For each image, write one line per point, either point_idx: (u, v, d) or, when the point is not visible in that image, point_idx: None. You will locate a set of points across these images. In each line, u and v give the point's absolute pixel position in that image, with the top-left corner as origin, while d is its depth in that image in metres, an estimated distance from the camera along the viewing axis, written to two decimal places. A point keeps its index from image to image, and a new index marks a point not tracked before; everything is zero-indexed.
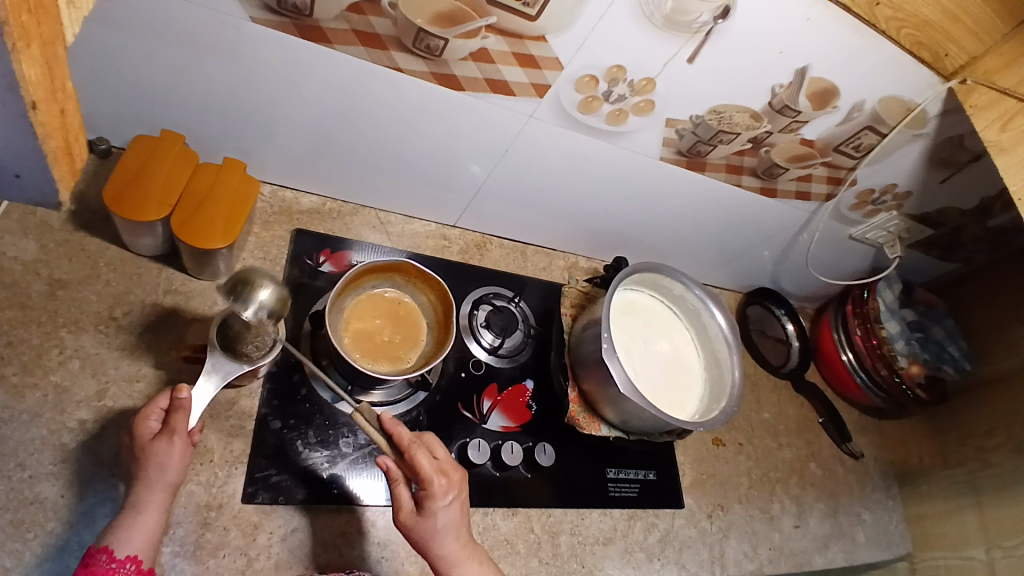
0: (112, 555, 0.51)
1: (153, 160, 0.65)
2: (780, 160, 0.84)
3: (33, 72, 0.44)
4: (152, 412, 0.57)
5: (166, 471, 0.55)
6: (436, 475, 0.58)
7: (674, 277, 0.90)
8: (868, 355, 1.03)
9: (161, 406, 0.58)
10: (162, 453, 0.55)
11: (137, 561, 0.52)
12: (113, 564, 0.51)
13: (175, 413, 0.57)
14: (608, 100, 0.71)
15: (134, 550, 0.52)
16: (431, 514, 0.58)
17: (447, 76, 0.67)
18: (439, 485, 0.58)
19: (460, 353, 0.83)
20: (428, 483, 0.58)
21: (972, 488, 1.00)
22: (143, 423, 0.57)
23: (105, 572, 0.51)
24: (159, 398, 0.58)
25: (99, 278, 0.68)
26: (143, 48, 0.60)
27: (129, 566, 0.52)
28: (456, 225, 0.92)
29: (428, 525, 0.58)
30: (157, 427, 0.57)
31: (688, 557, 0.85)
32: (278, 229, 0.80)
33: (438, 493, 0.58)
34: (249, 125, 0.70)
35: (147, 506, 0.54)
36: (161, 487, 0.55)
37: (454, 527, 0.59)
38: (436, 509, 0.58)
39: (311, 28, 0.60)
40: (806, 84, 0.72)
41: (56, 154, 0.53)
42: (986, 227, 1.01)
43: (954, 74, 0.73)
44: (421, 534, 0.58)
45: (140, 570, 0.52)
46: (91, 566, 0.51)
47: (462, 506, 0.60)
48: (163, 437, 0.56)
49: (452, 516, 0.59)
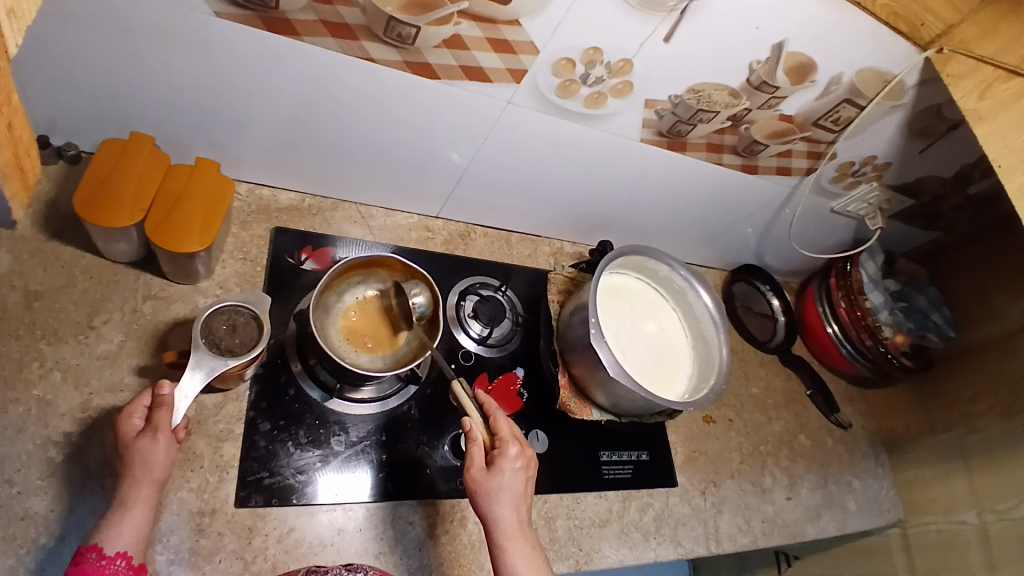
0: (101, 552, 0.51)
1: (121, 161, 0.64)
2: (760, 137, 0.84)
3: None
4: (135, 410, 0.57)
5: (152, 468, 0.55)
6: (512, 441, 0.63)
7: (660, 259, 0.89)
8: (853, 326, 1.04)
9: (143, 403, 0.58)
10: (145, 450, 0.55)
11: (127, 556, 0.52)
12: (103, 560, 0.51)
13: (158, 410, 0.57)
14: (586, 83, 0.70)
15: (121, 545, 0.52)
16: (496, 474, 0.61)
17: (422, 65, 0.66)
18: (513, 449, 0.63)
19: (448, 344, 0.83)
20: (504, 443, 0.63)
21: (961, 452, 1.03)
22: (126, 421, 0.57)
23: (96, 569, 0.50)
24: (143, 396, 0.58)
25: (75, 287, 0.66)
26: (102, 48, 0.58)
27: (119, 562, 0.51)
28: (440, 216, 0.92)
29: (502, 475, 0.61)
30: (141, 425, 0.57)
31: (684, 534, 0.86)
32: (257, 228, 0.78)
33: (512, 459, 0.62)
34: (220, 123, 0.69)
35: (135, 504, 0.54)
36: (147, 483, 0.54)
37: (514, 496, 0.61)
38: (504, 471, 0.62)
39: (279, 20, 0.59)
40: (783, 59, 0.71)
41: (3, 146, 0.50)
42: (966, 194, 1.02)
43: (931, 43, 0.73)
44: (481, 490, 0.61)
45: (132, 565, 0.52)
46: (80, 565, 0.50)
47: (524, 483, 0.63)
48: (146, 433, 0.56)
49: (515, 481, 0.62)
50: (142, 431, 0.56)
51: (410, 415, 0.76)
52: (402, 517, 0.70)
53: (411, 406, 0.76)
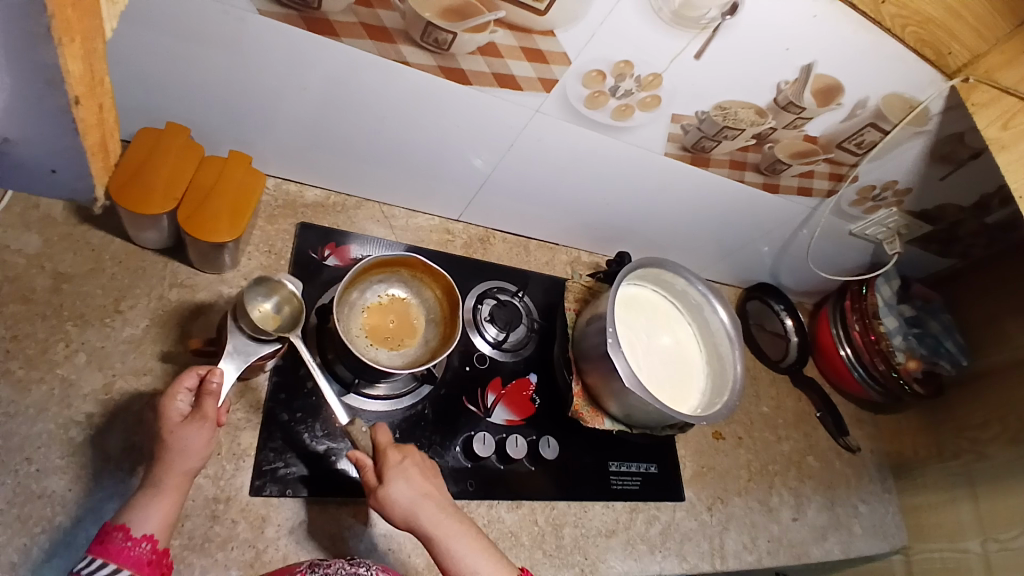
0: (128, 533, 0.52)
1: (156, 152, 0.65)
2: (784, 156, 0.85)
3: (76, 68, 0.34)
4: (178, 392, 0.57)
5: (188, 456, 0.56)
6: (392, 447, 0.63)
7: (677, 272, 0.90)
8: (866, 350, 1.04)
9: (187, 386, 0.58)
10: (188, 437, 0.56)
11: (153, 540, 0.52)
12: (128, 542, 0.51)
13: (207, 397, 0.57)
14: (614, 95, 0.71)
15: (147, 528, 0.52)
16: (392, 484, 0.60)
17: (454, 70, 0.67)
18: (396, 454, 0.62)
19: (464, 346, 0.84)
20: (386, 453, 0.62)
21: (968, 480, 1.02)
22: (171, 404, 0.57)
23: (120, 550, 0.51)
24: (184, 377, 0.58)
25: (103, 272, 0.67)
26: (144, 40, 0.59)
27: (145, 545, 0.52)
28: (460, 219, 0.93)
29: (390, 489, 0.59)
30: (185, 408, 0.58)
31: (690, 549, 0.86)
32: (282, 223, 0.79)
33: (399, 459, 0.62)
34: (254, 118, 0.70)
35: (167, 489, 0.54)
36: (178, 472, 0.55)
37: (420, 492, 0.60)
38: (398, 478, 0.60)
39: (319, 20, 0.60)
40: (811, 81, 0.72)
41: (96, 149, 0.41)
42: (984, 223, 1.02)
43: (957, 71, 0.74)
44: (389, 507, 0.59)
45: (156, 549, 0.52)
46: (106, 543, 0.51)
47: (425, 478, 0.62)
48: (194, 421, 0.57)
49: (413, 485, 0.60)
50: (189, 417, 0.57)
51: (425, 415, 0.76)
52: None
53: (425, 406, 0.77)
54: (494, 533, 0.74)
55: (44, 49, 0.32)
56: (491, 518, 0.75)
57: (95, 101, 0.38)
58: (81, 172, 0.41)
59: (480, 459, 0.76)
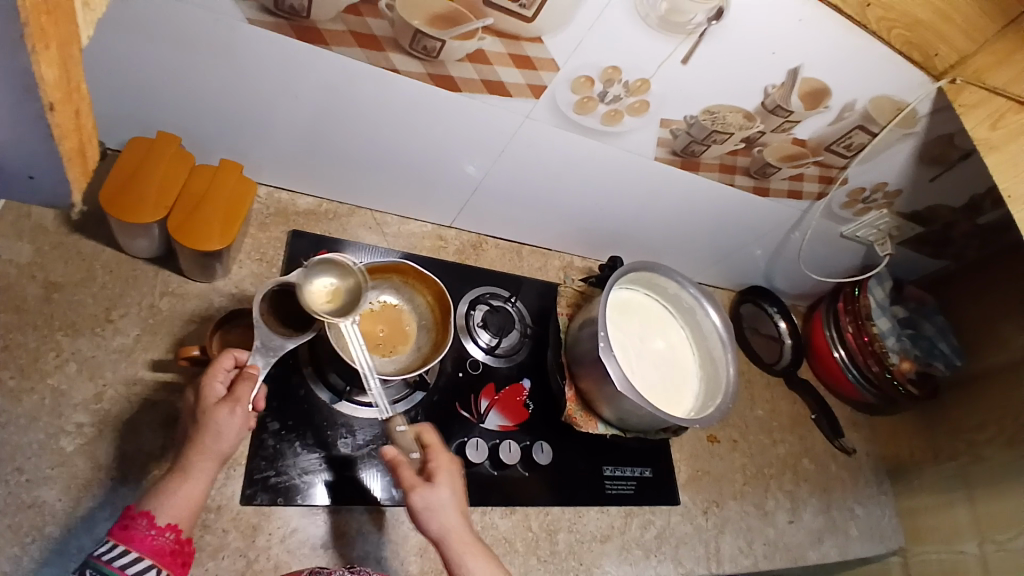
0: (152, 521, 0.51)
1: (148, 160, 0.65)
2: (773, 160, 0.85)
3: (50, 74, 0.34)
4: (217, 374, 0.59)
5: (220, 441, 0.56)
6: (440, 453, 0.64)
7: (669, 276, 0.90)
8: (860, 351, 1.04)
9: (224, 368, 0.60)
10: (221, 421, 0.56)
11: (176, 530, 0.51)
12: (153, 530, 0.50)
13: (243, 382, 0.59)
14: (603, 100, 0.71)
15: (172, 516, 0.52)
16: (433, 488, 0.60)
17: (443, 77, 0.67)
18: (440, 461, 0.63)
19: (457, 352, 0.84)
20: (434, 458, 0.63)
21: (963, 483, 1.02)
22: (210, 384, 0.58)
23: (143, 538, 0.50)
24: (223, 360, 0.60)
25: (95, 281, 0.67)
26: (135, 49, 0.60)
27: (167, 535, 0.51)
28: (453, 225, 0.93)
29: (436, 491, 0.60)
30: (221, 392, 0.59)
31: (685, 553, 0.86)
32: (274, 230, 0.80)
33: (445, 467, 0.63)
34: (246, 127, 0.71)
35: (196, 474, 0.54)
36: (211, 455, 0.55)
37: (456, 505, 0.61)
38: (439, 484, 0.61)
39: (308, 29, 0.60)
40: (798, 84, 0.73)
41: (74, 155, 0.40)
42: (976, 224, 1.03)
43: (943, 74, 0.75)
44: (421, 511, 0.59)
45: (179, 539, 0.51)
46: (130, 530, 0.50)
47: (458, 492, 0.62)
48: (226, 405, 0.57)
49: (451, 493, 0.61)
50: (222, 400, 0.58)
51: (417, 422, 0.76)
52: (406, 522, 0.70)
53: (417, 413, 0.77)
54: (488, 539, 0.74)
55: (20, 55, 0.32)
56: (485, 524, 0.75)
57: (70, 105, 0.38)
58: (57, 177, 0.40)
59: (473, 465, 0.76)
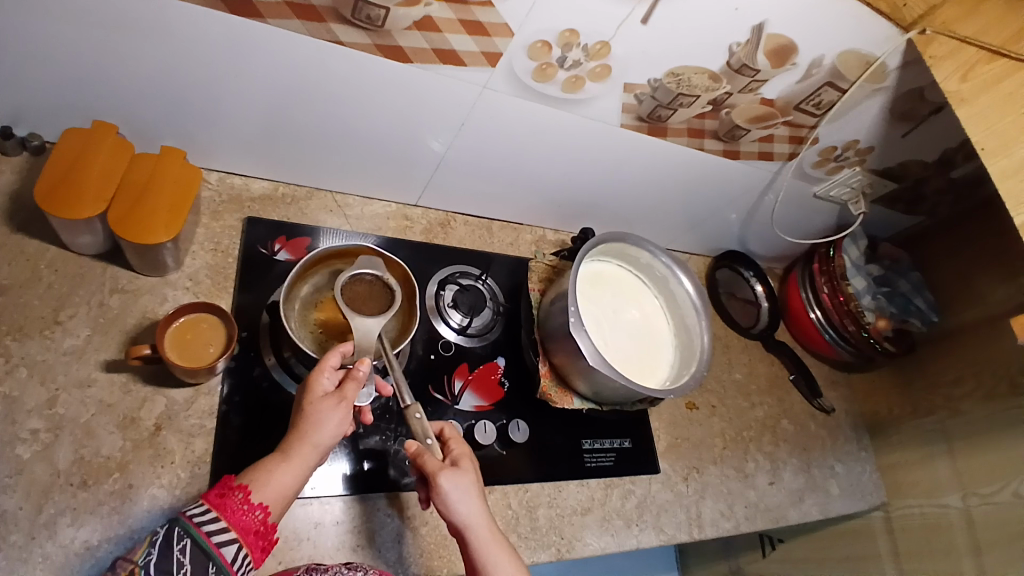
0: (247, 496, 0.52)
1: (87, 151, 0.62)
2: (742, 121, 0.83)
3: None
4: (326, 369, 0.60)
5: (322, 431, 0.57)
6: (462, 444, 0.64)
7: (640, 245, 0.89)
8: (835, 311, 1.04)
9: (332, 365, 0.61)
10: (325, 412, 0.57)
11: (266, 510, 0.52)
12: (246, 505, 0.51)
13: (349, 380, 0.59)
14: (563, 66, 0.69)
15: (265, 498, 0.53)
16: (460, 473, 0.60)
17: (392, 48, 0.64)
18: (464, 450, 0.63)
19: (428, 334, 0.82)
20: (457, 448, 0.63)
21: (944, 436, 1.03)
22: (319, 379, 0.60)
23: (236, 511, 0.51)
24: (331, 356, 0.61)
25: (40, 282, 0.64)
26: (57, 32, 0.55)
27: (257, 514, 0.52)
28: (418, 204, 0.90)
29: (463, 475, 0.59)
30: (328, 386, 0.60)
31: (666, 520, 0.86)
32: (228, 218, 0.76)
33: (465, 457, 0.62)
34: (188, 112, 0.67)
35: (294, 458, 0.55)
36: (312, 444, 0.56)
37: (480, 492, 0.60)
38: (466, 469, 0.60)
39: (241, 2, 0.56)
40: (763, 41, 0.70)
41: None
42: (949, 178, 1.02)
43: (913, 24, 0.72)
44: (449, 497, 0.58)
45: (266, 522, 0.52)
46: (225, 500, 0.51)
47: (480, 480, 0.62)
48: (332, 399, 0.58)
49: (476, 480, 0.60)
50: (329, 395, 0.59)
51: (389, 407, 0.75)
52: (383, 508, 0.70)
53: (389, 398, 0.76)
54: None
55: None
56: None
57: None
58: None
59: None
